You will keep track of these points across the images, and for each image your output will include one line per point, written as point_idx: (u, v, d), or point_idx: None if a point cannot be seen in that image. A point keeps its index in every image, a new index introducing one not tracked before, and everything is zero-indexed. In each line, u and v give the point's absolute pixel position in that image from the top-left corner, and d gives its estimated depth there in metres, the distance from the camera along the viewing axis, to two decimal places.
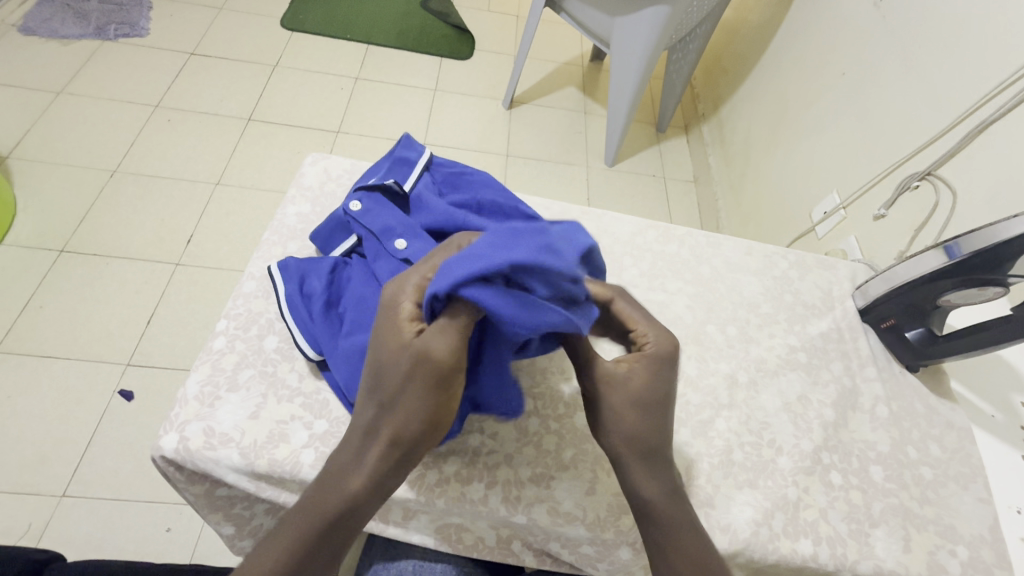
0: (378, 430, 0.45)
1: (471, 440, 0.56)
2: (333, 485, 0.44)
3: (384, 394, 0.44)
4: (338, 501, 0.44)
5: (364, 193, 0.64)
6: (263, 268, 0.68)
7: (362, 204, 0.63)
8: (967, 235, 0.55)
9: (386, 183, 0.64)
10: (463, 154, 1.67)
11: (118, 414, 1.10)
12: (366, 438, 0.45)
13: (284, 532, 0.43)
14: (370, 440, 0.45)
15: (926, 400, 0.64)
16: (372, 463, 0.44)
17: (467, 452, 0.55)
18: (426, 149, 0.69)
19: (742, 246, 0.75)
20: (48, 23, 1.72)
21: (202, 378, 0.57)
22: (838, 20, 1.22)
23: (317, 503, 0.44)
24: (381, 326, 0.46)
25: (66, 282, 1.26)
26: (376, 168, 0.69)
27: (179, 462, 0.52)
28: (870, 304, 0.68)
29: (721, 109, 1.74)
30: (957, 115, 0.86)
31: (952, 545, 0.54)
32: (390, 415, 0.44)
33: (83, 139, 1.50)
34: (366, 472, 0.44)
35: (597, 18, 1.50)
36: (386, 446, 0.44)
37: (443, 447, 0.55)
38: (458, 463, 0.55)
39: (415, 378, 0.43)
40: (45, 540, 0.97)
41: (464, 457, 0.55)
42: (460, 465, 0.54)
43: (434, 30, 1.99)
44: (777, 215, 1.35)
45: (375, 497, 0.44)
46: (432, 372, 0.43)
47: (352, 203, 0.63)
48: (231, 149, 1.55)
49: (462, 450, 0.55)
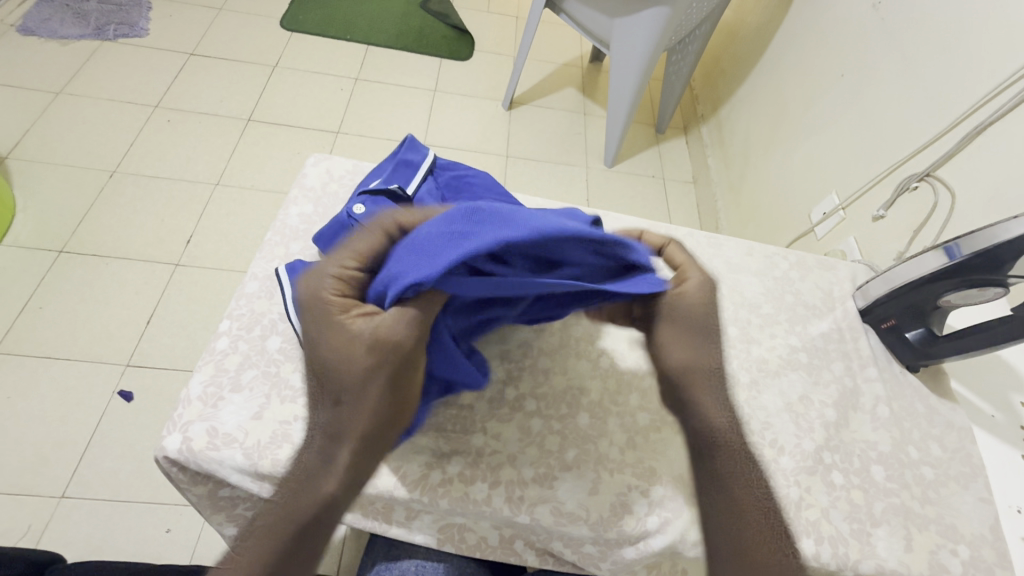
0: (344, 428, 0.44)
1: (473, 439, 0.56)
2: (305, 489, 0.44)
3: (340, 392, 0.45)
4: (313, 503, 0.43)
5: (368, 198, 0.64)
6: (266, 269, 0.68)
7: (366, 208, 0.62)
8: (968, 236, 0.56)
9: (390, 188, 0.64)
10: (463, 155, 1.67)
11: (118, 414, 1.10)
12: (331, 439, 0.45)
13: (261, 544, 0.42)
14: (336, 442, 0.45)
15: (927, 400, 0.64)
16: (344, 460, 0.44)
17: (470, 452, 0.56)
18: (429, 152, 0.70)
19: (743, 247, 0.76)
20: (47, 23, 1.71)
21: (206, 378, 0.57)
22: (837, 22, 1.22)
23: (290, 510, 0.43)
24: (319, 324, 0.46)
25: (66, 283, 1.25)
26: (380, 170, 0.69)
27: (183, 462, 0.52)
28: (871, 305, 0.68)
29: (720, 110, 1.74)
30: (956, 117, 0.86)
31: (953, 544, 0.54)
32: (353, 410, 0.44)
33: (82, 139, 1.50)
34: (338, 470, 0.44)
35: (597, 19, 1.50)
36: (356, 440, 0.44)
37: (446, 447, 0.55)
38: (462, 463, 0.55)
39: (376, 368, 0.44)
40: (45, 541, 0.96)
41: (467, 457, 0.55)
42: (463, 465, 0.55)
43: (433, 31, 2.00)
44: (776, 215, 1.36)
45: (352, 494, 0.44)
46: (384, 362, 0.44)
47: (356, 207, 0.63)
48: (231, 150, 1.55)
49: (465, 449, 0.55)
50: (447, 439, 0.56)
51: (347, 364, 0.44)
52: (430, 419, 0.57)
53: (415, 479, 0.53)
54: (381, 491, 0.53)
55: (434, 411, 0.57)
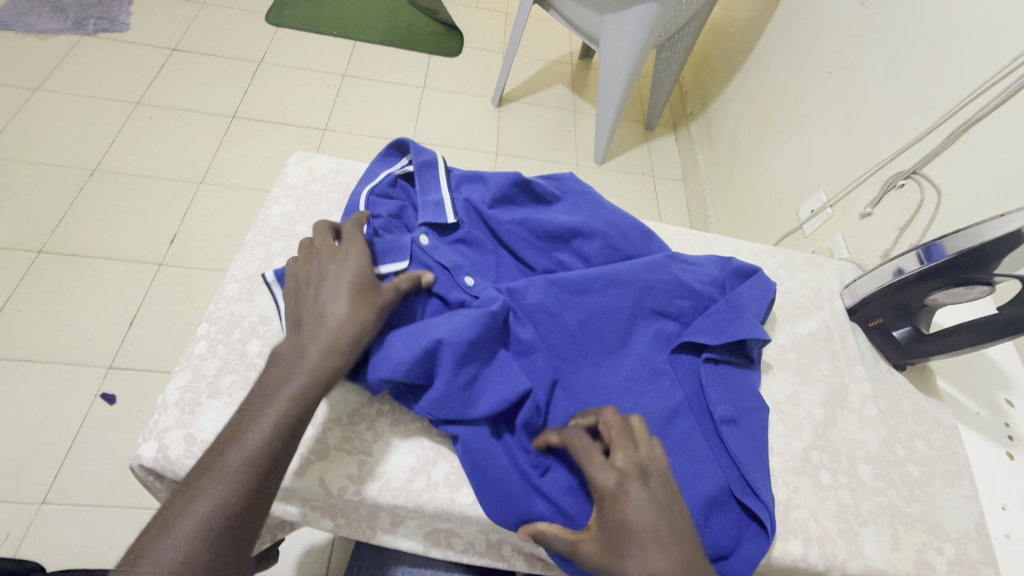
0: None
1: (254, 440, 0.45)
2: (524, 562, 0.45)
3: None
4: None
5: (394, 209, 0.67)
6: (246, 271, 0.66)
7: (392, 229, 0.66)
8: (951, 237, 0.57)
9: (431, 200, 0.67)
10: (452, 152, 1.65)
11: (100, 418, 1.08)
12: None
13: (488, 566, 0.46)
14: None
15: (913, 398, 0.66)
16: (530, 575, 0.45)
17: (251, 454, 0.44)
18: (437, 152, 0.70)
19: (731, 246, 0.79)
20: (24, 18, 1.67)
21: (183, 384, 0.55)
22: (826, 20, 1.22)
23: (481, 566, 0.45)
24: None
25: (43, 284, 1.22)
26: (374, 176, 0.71)
27: (158, 470, 0.51)
28: (859, 303, 0.70)
29: (708, 108, 1.75)
30: (941, 115, 0.87)
31: (939, 542, 0.55)
32: (350, 300, 0.52)
33: (62, 137, 1.46)
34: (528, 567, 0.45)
35: (586, 15, 1.49)
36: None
37: (242, 440, 0.44)
38: (257, 460, 0.44)
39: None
40: (25, 548, 0.94)
41: (244, 458, 0.44)
42: (256, 461, 0.44)
43: (422, 27, 1.97)
44: (764, 213, 1.36)
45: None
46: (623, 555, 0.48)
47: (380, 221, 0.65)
48: (216, 147, 1.52)
49: (271, 452, 0.45)
50: (239, 447, 0.44)
51: (360, 289, 0.53)
52: (255, 403, 0.47)
53: (182, 509, 0.41)
54: (365, 497, 0.52)
55: (260, 384, 0.49)
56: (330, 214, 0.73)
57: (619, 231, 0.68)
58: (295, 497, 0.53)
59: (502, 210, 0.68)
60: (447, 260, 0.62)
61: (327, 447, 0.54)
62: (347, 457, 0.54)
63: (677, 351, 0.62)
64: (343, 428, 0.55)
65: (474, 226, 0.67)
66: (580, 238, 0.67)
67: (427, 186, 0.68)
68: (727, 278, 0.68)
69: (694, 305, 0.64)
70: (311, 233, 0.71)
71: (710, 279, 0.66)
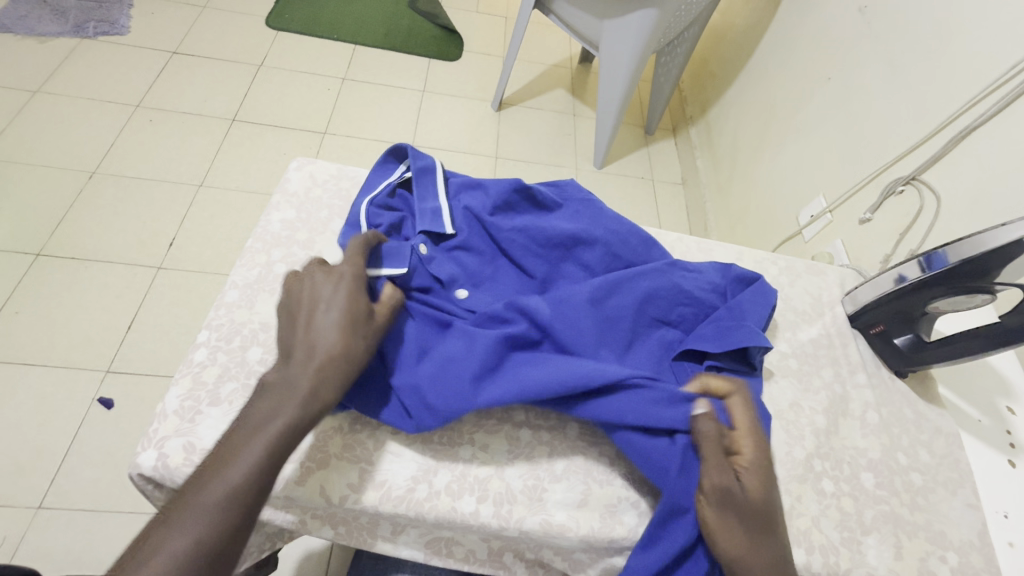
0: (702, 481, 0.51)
1: (236, 473, 0.43)
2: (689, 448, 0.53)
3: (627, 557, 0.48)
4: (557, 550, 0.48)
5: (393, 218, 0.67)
6: (246, 277, 0.65)
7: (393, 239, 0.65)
8: (953, 244, 0.57)
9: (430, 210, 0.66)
10: (452, 156, 1.65)
11: (98, 422, 1.07)
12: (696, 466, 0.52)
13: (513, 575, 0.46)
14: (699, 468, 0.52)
15: (915, 406, 0.66)
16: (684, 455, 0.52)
17: (234, 486, 0.42)
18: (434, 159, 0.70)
19: (732, 252, 0.79)
20: (24, 20, 1.67)
21: (183, 392, 0.55)
22: (825, 26, 1.23)
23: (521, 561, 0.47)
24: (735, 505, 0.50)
25: (42, 287, 1.22)
26: (373, 185, 0.71)
27: (157, 479, 0.50)
28: (860, 311, 0.70)
29: (708, 112, 1.75)
30: (940, 122, 0.87)
31: (942, 550, 0.55)
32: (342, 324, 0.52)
33: (61, 139, 1.46)
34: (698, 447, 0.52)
35: (585, 19, 1.49)
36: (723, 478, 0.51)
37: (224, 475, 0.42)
38: (240, 495, 0.42)
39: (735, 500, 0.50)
40: (21, 554, 0.93)
41: (225, 491, 0.42)
42: (236, 497, 0.42)
43: (422, 30, 1.98)
44: (764, 218, 1.36)
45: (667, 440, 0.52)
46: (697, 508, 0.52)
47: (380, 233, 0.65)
48: (216, 150, 1.52)
49: (252, 487, 0.42)
50: (222, 479, 0.42)
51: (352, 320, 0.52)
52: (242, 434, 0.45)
53: (155, 546, 0.39)
54: (366, 506, 0.52)
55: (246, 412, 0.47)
56: (331, 220, 0.73)
57: (620, 238, 0.68)
58: (296, 505, 0.53)
59: (502, 217, 0.68)
60: (443, 273, 0.62)
61: (327, 456, 0.54)
62: (348, 466, 0.54)
63: (679, 359, 0.62)
64: (343, 436, 0.55)
65: (474, 234, 0.67)
66: (581, 246, 0.67)
67: (427, 196, 0.68)
68: (729, 285, 0.68)
69: (695, 313, 0.64)
70: (312, 240, 0.70)
71: (712, 286, 0.66)
